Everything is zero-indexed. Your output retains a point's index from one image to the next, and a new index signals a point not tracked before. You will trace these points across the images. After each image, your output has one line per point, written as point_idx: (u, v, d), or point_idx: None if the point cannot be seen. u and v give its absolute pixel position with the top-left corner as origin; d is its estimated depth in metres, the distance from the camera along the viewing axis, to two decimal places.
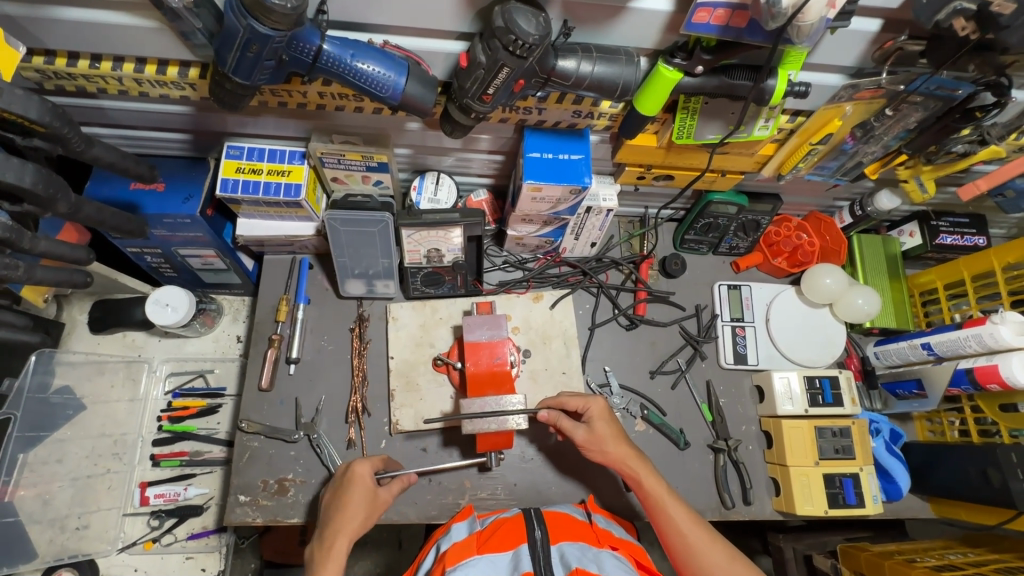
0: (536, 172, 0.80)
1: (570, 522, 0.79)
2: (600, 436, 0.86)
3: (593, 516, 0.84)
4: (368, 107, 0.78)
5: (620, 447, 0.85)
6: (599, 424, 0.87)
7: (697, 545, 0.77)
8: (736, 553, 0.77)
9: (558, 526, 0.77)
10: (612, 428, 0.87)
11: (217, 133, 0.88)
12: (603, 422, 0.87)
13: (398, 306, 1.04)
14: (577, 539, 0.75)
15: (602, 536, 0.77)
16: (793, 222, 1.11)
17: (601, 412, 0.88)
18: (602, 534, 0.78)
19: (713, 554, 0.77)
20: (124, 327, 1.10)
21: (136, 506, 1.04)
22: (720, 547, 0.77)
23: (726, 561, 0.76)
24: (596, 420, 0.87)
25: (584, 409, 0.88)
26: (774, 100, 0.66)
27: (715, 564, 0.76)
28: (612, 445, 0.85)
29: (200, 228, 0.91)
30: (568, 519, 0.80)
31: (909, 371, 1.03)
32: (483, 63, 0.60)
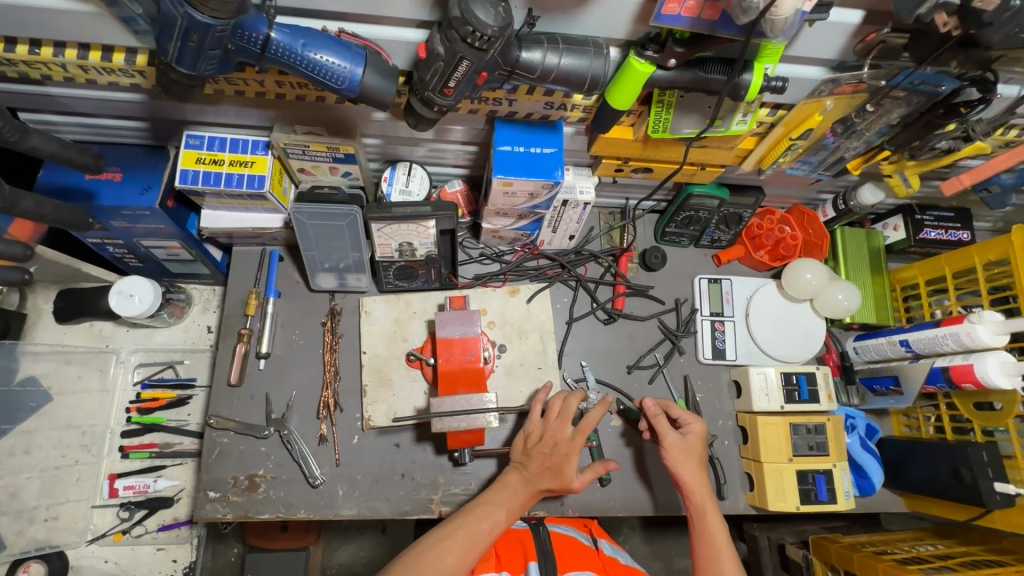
0: (506, 166, 0.77)
1: (575, 547, 0.88)
2: (684, 452, 0.89)
3: (600, 543, 0.94)
4: (330, 97, 0.74)
5: (695, 467, 0.88)
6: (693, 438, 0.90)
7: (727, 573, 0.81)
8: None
9: (564, 551, 0.85)
10: (697, 450, 0.90)
11: (175, 121, 0.84)
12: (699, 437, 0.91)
13: (371, 300, 1.02)
14: (585, 568, 0.83)
15: (607, 565, 0.86)
16: (776, 214, 1.10)
17: (699, 429, 0.91)
18: (607, 563, 0.87)
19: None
20: (90, 317, 1.07)
21: (104, 498, 1.03)
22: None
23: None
24: (694, 433, 0.91)
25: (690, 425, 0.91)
26: (750, 95, 0.63)
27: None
28: (687, 466, 0.88)
29: (161, 220, 0.88)
30: (574, 543, 0.89)
31: (887, 367, 1.03)
32: (441, 55, 0.57)
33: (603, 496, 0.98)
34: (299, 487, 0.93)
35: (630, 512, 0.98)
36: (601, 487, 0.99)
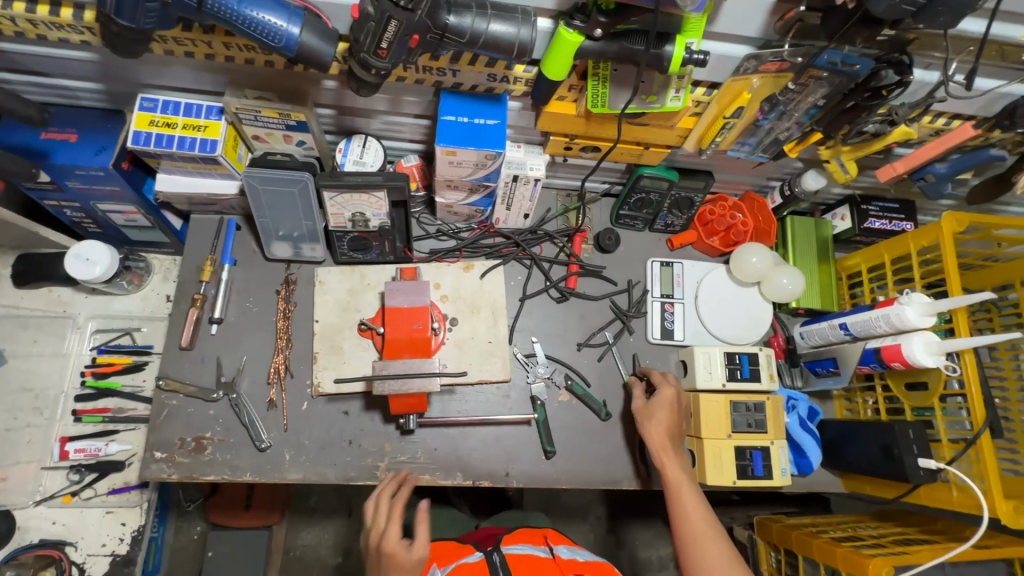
0: (450, 135, 0.80)
1: (532, 563, 0.84)
2: (655, 420, 0.94)
3: (555, 549, 0.89)
4: (277, 61, 0.76)
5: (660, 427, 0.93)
6: (662, 400, 0.95)
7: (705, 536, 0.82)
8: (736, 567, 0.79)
9: (519, 568, 0.83)
10: (669, 413, 0.94)
11: (130, 84, 0.85)
12: (668, 400, 0.95)
13: (326, 271, 1.03)
14: None
15: (564, 566, 0.84)
16: (729, 201, 1.12)
17: (672, 393, 0.96)
18: (565, 565, 0.84)
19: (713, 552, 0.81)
20: (48, 282, 1.08)
21: (55, 461, 1.03)
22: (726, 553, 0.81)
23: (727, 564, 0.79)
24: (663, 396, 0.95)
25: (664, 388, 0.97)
26: (674, 68, 0.66)
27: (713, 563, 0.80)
28: (652, 426, 0.93)
29: (116, 182, 0.90)
30: (529, 560, 0.85)
31: (828, 350, 1.05)
32: (372, 14, 0.59)
33: (549, 469, 1.01)
34: (246, 450, 0.95)
35: (576, 484, 1.01)
36: (547, 460, 1.01)
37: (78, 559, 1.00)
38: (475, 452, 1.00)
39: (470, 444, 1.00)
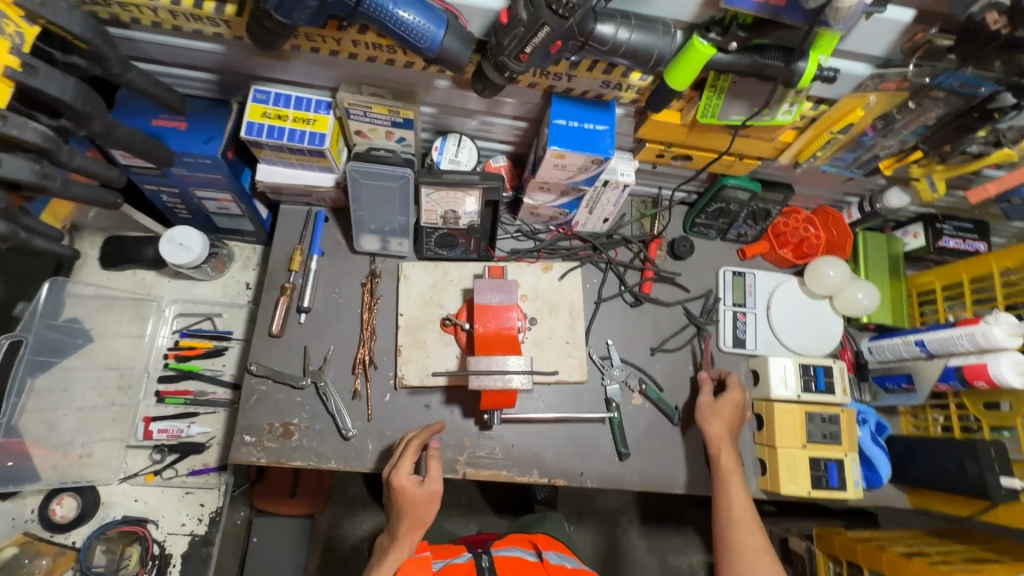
0: (561, 139, 0.82)
1: (517, 566, 0.88)
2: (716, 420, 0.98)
3: (545, 553, 0.92)
4: (400, 60, 0.78)
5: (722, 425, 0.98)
6: (731, 400, 1.00)
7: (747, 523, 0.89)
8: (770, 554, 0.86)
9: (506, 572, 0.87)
10: (732, 412, 0.99)
11: (245, 76, 0.88)
12: (734, 401, 0.99)
13: (410, 266, 1.05)
14: None
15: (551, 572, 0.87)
16: (802, 214, 1.14)
17: (736, 391, 1.01)
18: (552, 571, 0.87)
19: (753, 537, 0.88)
20: (135, 264, 1.11)
21: (139, 439, 1.06)
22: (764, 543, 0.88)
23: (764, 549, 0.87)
24: (731, 397, 1.00)
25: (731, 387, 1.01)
26: (802, 84, 0.67)
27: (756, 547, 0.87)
28: (716, 424, 0.98)
29: (219, 170, 0.91)
30: (519, 564, 0.89)
31: (900, 366, 1.07)
32: (524, 20, 0.61)
33: (623, 470, 1.02)
34: (331, 438, 0.96)
35: (648, 487, 1.02)
36: (620, 462, 1.02)
37: (159, 536, 1.02)
38: (550, 450, 1.02)
39: (545, 442, 1.02)
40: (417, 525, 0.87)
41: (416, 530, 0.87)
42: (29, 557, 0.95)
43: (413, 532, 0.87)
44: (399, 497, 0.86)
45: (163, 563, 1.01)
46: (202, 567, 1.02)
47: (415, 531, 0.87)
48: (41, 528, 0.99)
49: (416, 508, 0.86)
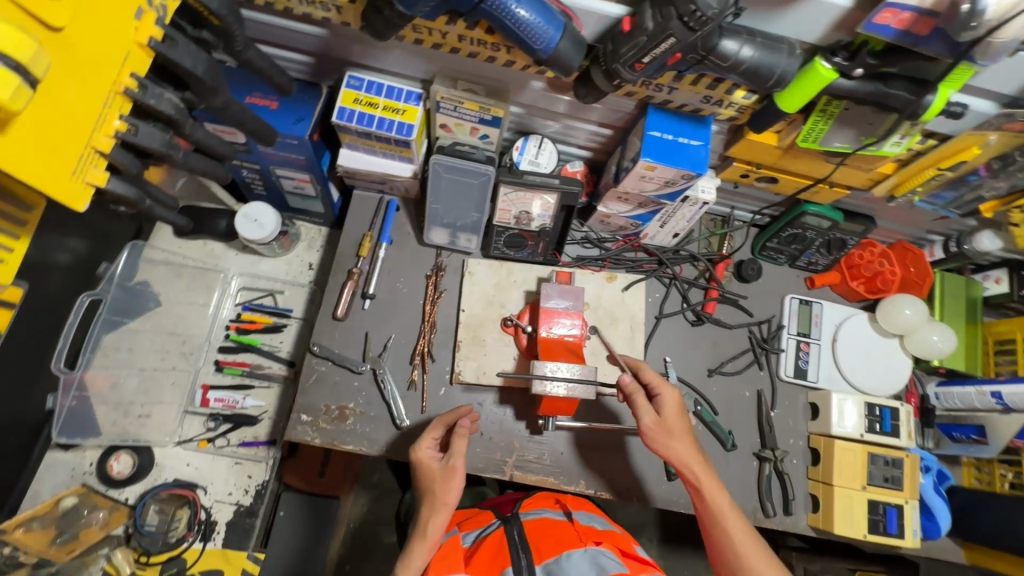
0: (653, 151, 0.80)
1: (550, 529, 0.85)
2: (687, 441, 0.85)
3: (573, 514, 0.90)
4: (501, 59, 0.77)
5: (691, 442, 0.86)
6: (671, 409, 0.86)
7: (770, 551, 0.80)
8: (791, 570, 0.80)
9: (541, 540, 0.82)
10: (675, 423, 0.86)
11: (340, 61, 0.88)
12: (676, 408, 0.87)
13: (476, 262, 1.05)
14: (563, 549, 0.80)
15: (582, 534, 0.83)
16: (878, 248, 1.10)
17: (674, 398, 0.87)
18: (584, 532, 0.84)
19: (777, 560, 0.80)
20: (207, 235, 1.13)
21: (196, 406, 1.07)
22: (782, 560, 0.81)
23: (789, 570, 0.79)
24: (669, 403, 0.87)
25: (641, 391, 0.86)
26: (927, 116, 0.64)
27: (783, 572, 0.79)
28: (687, 446, 0.85)
29: (304, 151, 0.92)
30: (549, 524, 0.86)
31: (971, 416, 1.03)
32: (649, 29, 0.59)
33: (670, 490, 1.00)
34: (385, 426, 0.96)
35: (694, 510, 0.99)
36: (669, 481, 1.00)
37: (207, 502, 1.04)
38: (600, 462, 1.00)
39: (596, 454, 1.00)
40: (444, 505, 0.82)
41: (442, 512, 0.82)
42: (87, 509, 0.97)
43: (437, 515, 0.82)
44: (421, 474, 0.85)
45: (208, 529, 1.03)
46: (243, 538, 1.03)
47: (440, 512, 0.82)
48: (98, 481, 1.01)
49: (435, 485, 0.83)
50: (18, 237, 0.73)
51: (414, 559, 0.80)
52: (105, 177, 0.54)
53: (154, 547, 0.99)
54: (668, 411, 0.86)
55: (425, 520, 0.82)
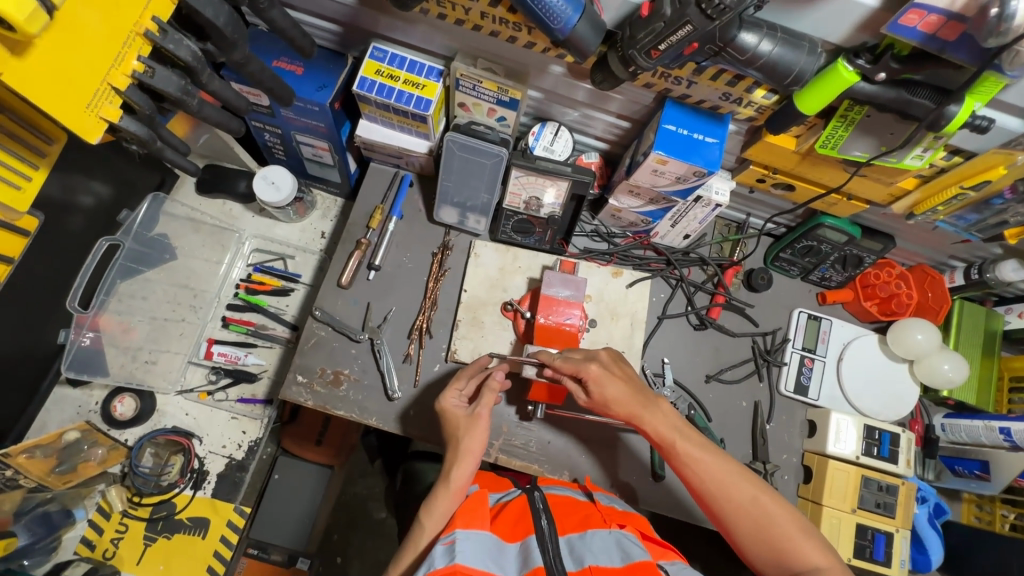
0: (667, 144, 0.80)
1: (575, 507, 0.79)
2: (662, 410, 0.77)
3: (594, 496, 0.85)
4: (522, 40, 0.78)
5: (666, 408, 0.77)
6: (606, 388, 0.77)
7: (773, 514, 0.71)
8: (810, 525, 0.71)
9: (563, 514, 0.77)
10: (631, 393, 0.77)
11: (366, 33, 0.90)
12: (620, 390, 0.77)
13: (482, 245, 1.05)
14: (586, 528, 0.74)
15: (607, 515, 0.77)
16: (896, 269, 1.06)
17: (599, 378, 0.77)
18: (607, 513, 0.78)
19: (784, 519, 0.71)
20: (226, 194, 1.16)
21: (199, 357, 1.09)
22: (794, 515, 0.71)
23: (799, 532, 0.70)
24: (608, 385, 0.77)
25: (579, 376, 0.78)
26: (949, 129, 0.63)
27: (791, 536, 0.69)
28: (658, 416, 0.76)
29: (324, 118, 0.94)
30: (570, 503, 0.81)
31: (975, 451, 1.00)
32: (666, 15, 0.59)
33: (653, 491, 0.97)
34: (377, 395, 0.97)
35: (675, 514, 0.96)
36: (654, 481, 0.97)
37: (201, 452, 1.07)
38: (587, 456, 0.98)
39: (584, 447, 0.98)
40: (470, 454, 0.80)
41: (468, 461, 0.80)
42: (87, 445, 1.00)
43: (462, 464, 0.80)
44: (445, 421, 0.85)
45: (200, 477, 1.06)
46: (232, 491, 1.06)
47: (466, 461, 0.80)
48: (101, 420, 1.05)
49: (461, 432, 0.83)
50: (39, 167, 0.72)
51: (438, 506, 0.78)
52: (118, 113, 0.58)
53: (146, 488, 1.02)
54: (594, 394, 0.77)
55: (450, 469, 0.80)
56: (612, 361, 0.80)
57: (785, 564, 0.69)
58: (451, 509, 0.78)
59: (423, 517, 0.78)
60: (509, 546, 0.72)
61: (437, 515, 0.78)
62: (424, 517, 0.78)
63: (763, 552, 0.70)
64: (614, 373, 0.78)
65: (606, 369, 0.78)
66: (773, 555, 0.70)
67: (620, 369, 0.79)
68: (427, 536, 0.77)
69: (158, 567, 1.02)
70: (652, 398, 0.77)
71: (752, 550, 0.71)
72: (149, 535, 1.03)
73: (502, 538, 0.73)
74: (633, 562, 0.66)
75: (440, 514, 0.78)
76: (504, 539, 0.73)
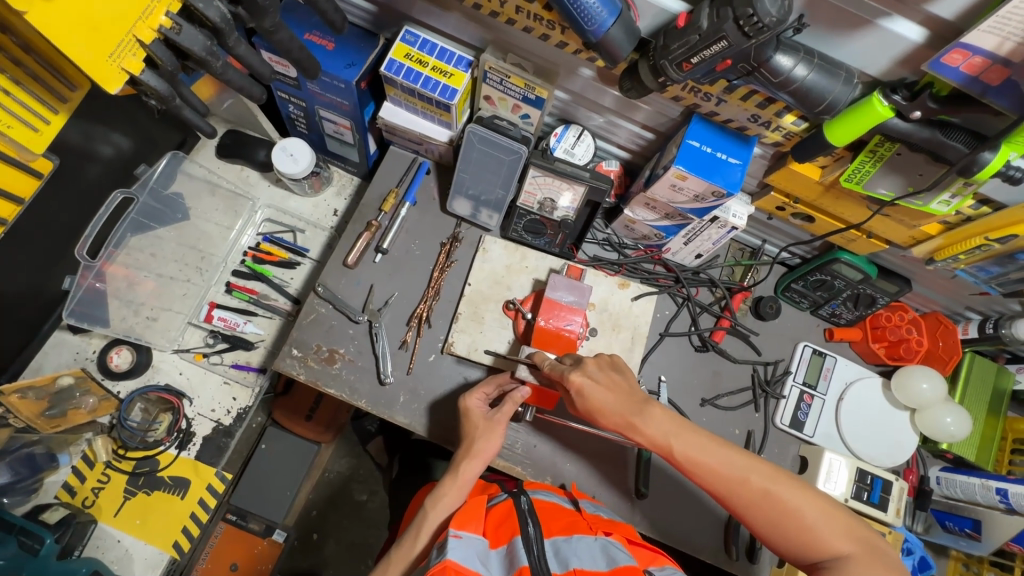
0: (688, 160, 0.78)
1: (561, 512, 0.78)
2: (656, 414, 0.73)
3: (580, 505, 0.84)
4: (554, 38, 0.77)
5: (659, 411, 0.73)
6: (591, 397, 0.75)
7: (787, 503, 0.67)
8: (834, 509, 0.68)
9: (549, 518, 0.76)
10: (620, 401, 0.74)
11: (400, 15, 0.89)
12: (605, 398, 0.74)
13: (492, 240, 1.04)
14: (572, 533, 0.73)
15: (593, 523, 0.76)
16: (909, 313, 1.03)
17: (579, 386, 0.75)
18: (593, 521, 0.77)
19: (802, 506, 0.67)
20: (244, 161, 1.16)
21: (200, 320, 1.10)
22: (814, 501, 0.68)
23: (821, 519, 0.66)
24: (594, 395, 0.75)
25: (564, 384, 0.77)
26: (981, 176, 0.61)
27: (812, 525, 0.66)
28: (650, 421, 0.73)
29: (349, 96, 0.93)
30: (556, 509, 0.79)
31: (969, 509, 0.98)
32: (702, 28, 0.58)
33: (633, 509, 0.95)
34: (369, 378, 0.97)
35: (654, 534, 0.95)
36: (637, 500, 0.96)
37: (190, 413, 1.07)
38: (571, 464, 0.97)
39: (570, 454, 0.97)
40: (480, 456, 0.84)
41: (477, 462, 0.84)
42: (80, 393, 1.01)
43: (470, 463, 0.83)
44: (464, 421, 0.88)
45: (185, 438, 1.06)
46: (216, 455, 1.06)
47: (475, 462, 0.84)
48: (97, 369, 1.05)
49: (476, 433, 0.86)
50: (57, 111, 0.72)
51: (444, 498, 0.82)
52: (139, 66, 0.59)
53: (132, 443, 1.03)
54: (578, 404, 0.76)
55: (457, 464, 0.84)
56: (607, 366, 0.78)
57: (811, 552, 0.66)
58: (455, 504, 0.82)
59: (428, 507, 0.81)
60: (495, 552, 0.71)
61: (441, 506, 0.81)
62: (428, 505, 0.81)
63: (787, 544, 0.67)
64: (601, 381, 0.76)
65: (590, 376, 0.75)
66: (797, 546, 0.67)
67: (608, 377, 0.76)
68: (429, 525, 0.79)
69: (135, 522, 1.02)
70: (642, 403, 0.74)
71: (777, 542, 0.68)
72: (129, 489, 1.03)
73: (489, 542, 0.72)
74: (618, 566, 0.65)
75: (444, 506, 0.81)
76: (490, 544, 0.72)
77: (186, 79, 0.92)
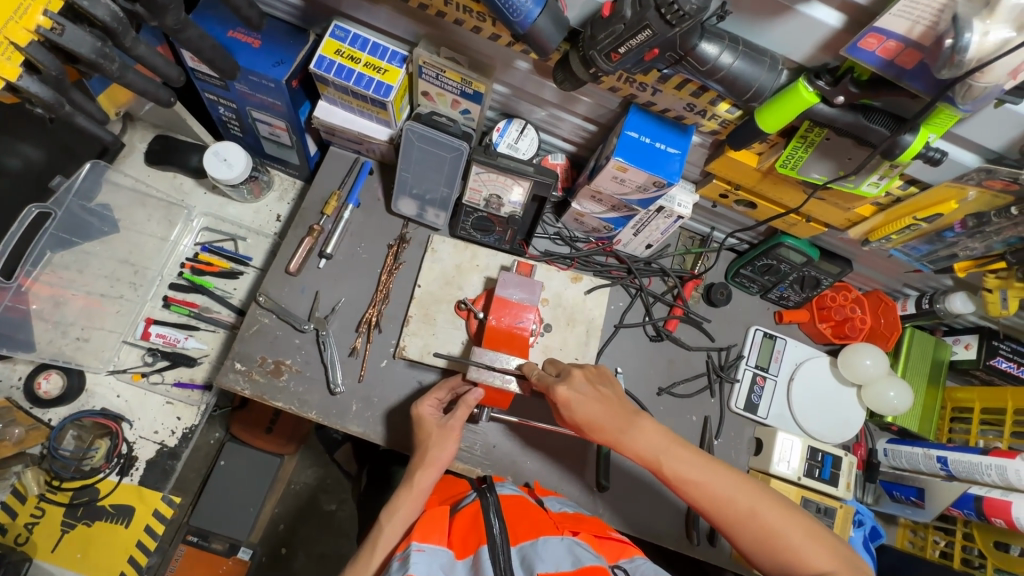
0: (627, 151, 0.78)
1: (526, 509, 0.77)
2: (644, 428, 0.71)
3: (545, 501, 0.84)
4: (486, 31, 0.75)
5: (648, 424, 0.72)
6: (578, 411, 0.72)
7: (771, 524, 0.67)
8: (815, 528, 0.68)
9: (515, 519, 0.74)
10: (608, 413, 0.72)
11: (328, 10, 0.85)
12: (592, 411, 0.72)
13: (440, 240, 1.02)
14: (538, 534, 0.72)
15: (559, 523, 0.76)
16: (852, 293, 1.06)
17: (568, 400, 0.72)
18: (559, 522, 0.76)
19: (785, 526, 0.67)
20: (176, 167, 1.10)
21: (136, 338, 1.04)
22: (797, 520, 0.68)
23: (802, 539, 0.66)
24: (581, 408, 0.72)
25: (551, 398, 0.75)
26: (903, 158, 0.63)
27: (793, 545, 0.66)
28: (640, 436, 0.71)
29: (281, 96, 0.89)
30: (522, 506, 0.78)
31: (914, 478, 1.02)
32: (626, 18, 0.57)
33: (596, 501, 0.95)
34: (319, 388, 0.93)
35: (619, 526, 0.95)
36: (599, 493, 0.96)
37: (130, 437, 1.01)
38: (532, 461, 0.96)
39: (530, 452, 0.96)
40: (434, 464, 0.82)
41: (433, 470, 0.82)
42: (3, 424, 0.96)
43: (424, 472, 0.82)
44: (418, 429, 0.86)
45: (127, 463, 1.00)
46: (161, 479, 1.01)
47: (430, 471, 0.82)
48: (24, 397, 0.98)
49: (430, 440, 0.84)
50: None
51: (401, 508, 0.79)
52: (15, 72, 0.54)
53: (66, 472, 0.97)
54: (566, 417, 0.73)
55: (413, 474, 0.82)
56: (594, 378, 0.75)
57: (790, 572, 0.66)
58: (413, 513, 0.79)
59: (383, 520, 0.78)
60: (461, 561, 0.70)
61: (397, 518, 0.78)
62: (384, 519, 0.78)
63: (768, 562, 0.67)
64: (589, 394, 0.73)
65: (578, 390, 0.73)
66: (778, 565, 0.67)
67: (596, 391, 0.74)
68: (386, 539, 0.77)
69: (76, 555, 0.97)
70: (631, 415, 0.72)
71: (757, 559, 0.68)
72: (67, 521, 0.98)
73: (455, 552, 0.71)
74: (584, 566, 0.65)
75: (402, 517, 0.78)
76: (456, 554, 0.71)
77: (91, 81, 0.86)
